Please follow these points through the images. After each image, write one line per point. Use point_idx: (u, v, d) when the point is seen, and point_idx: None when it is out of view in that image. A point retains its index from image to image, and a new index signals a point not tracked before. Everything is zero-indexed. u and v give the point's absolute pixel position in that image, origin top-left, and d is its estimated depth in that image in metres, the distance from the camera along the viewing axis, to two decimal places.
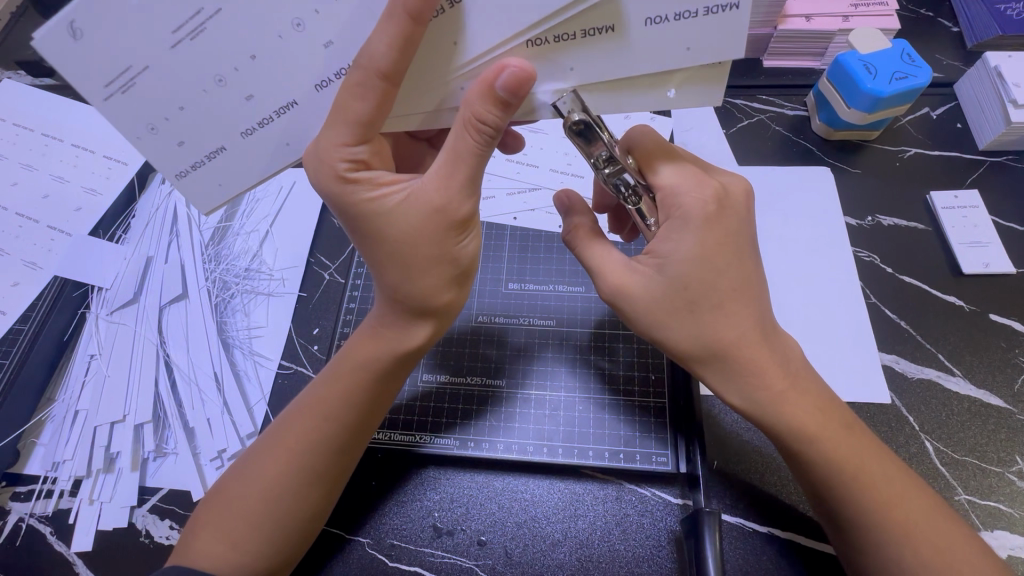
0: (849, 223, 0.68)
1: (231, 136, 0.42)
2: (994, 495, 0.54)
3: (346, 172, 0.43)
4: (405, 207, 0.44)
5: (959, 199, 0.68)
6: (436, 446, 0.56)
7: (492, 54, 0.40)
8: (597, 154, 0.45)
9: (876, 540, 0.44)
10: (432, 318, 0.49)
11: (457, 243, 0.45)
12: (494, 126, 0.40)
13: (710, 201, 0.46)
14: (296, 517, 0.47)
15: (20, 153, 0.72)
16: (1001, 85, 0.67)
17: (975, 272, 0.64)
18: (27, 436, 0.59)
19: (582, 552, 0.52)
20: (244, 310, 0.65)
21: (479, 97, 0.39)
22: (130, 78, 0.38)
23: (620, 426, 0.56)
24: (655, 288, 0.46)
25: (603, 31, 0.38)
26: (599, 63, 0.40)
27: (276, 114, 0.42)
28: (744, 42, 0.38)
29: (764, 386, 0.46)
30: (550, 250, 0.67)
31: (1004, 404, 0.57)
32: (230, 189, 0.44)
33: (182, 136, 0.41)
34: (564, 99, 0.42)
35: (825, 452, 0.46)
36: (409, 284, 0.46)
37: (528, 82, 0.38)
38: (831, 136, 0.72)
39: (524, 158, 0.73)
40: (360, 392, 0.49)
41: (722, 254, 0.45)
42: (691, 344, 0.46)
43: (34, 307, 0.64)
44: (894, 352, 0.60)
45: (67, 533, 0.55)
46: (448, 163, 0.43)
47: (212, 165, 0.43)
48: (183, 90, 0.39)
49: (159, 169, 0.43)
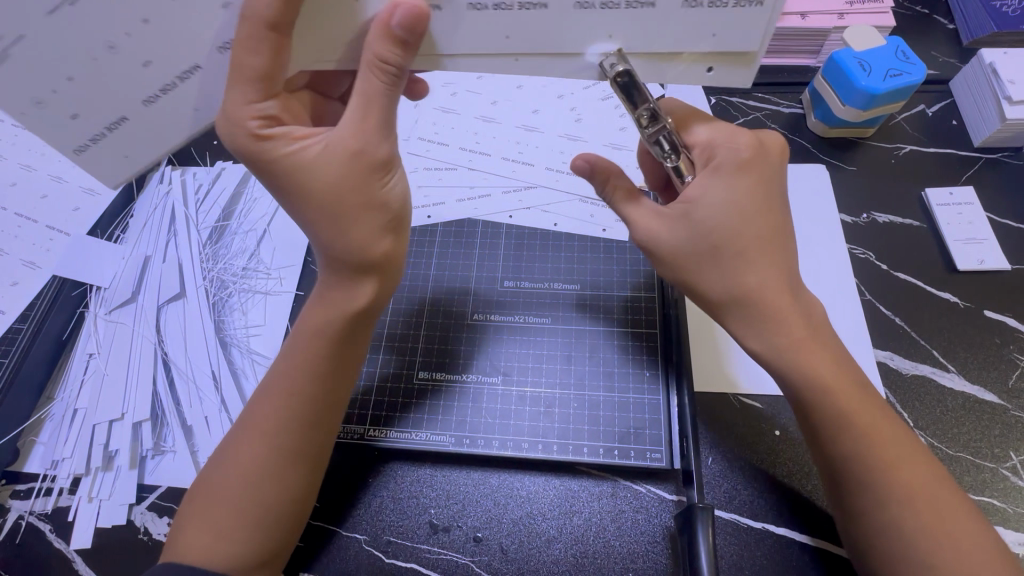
0: (844, 220, 0.68)
1: (133, 106, 0.44)
2: (988, 490, 0.54)
3: (258, 130, 0.44)
4: (322, 158, 0.45)
5: (954, 196, 0.68)
6: (390, 440, 0.57)
7: (530, 7, 0.41)
8: (640, 110, 0.45)
9: (870, 499, 0.45)
10: (375, 273, 0.49)
11: (383, 187, 0.47)
12: (397, 66, 0.42)
13: (744, 149, 0.48)
14: (279, 498, 0.47)
15: (20, 153, 0.73)
16: (996, 81, 0.67)
17: (969, 268, 0.64)
18: (27, 433, 0.60)
19: (577, 548, 0.52)
20: (241, 309, 0.66)
21: (377, 38, 0.41)
22: (8, 50, 0.39)
23: (614, 423, 0.56)
24: (681, 239, 0.48)
25: (644, 6, 0.41)
26: (640, 34, 0.43)
27: (176, 81, 0.43)
28: (763, 35, 0.42)
29: (784, 331, 0.46)
30: (546, 247, 0.67)
31: (998, 400, 0.58)
32: (136, 160, 0.48)
33: (75, 110, 0.43)
34: (609, 59, 0.44)
35: (841, 405, 0.46)
36: (342, 237, 0.47)
37: (426, 19, 0.40)
38: (827, 133, 0.72)
39: (520, 156, 0.74)
40: (320, 362, 0.49)
41: (752, 200, 0.47)
42: (721, 288, 0.47)
43: (33, 306, 0.64)
44: (888, 349, 0.60)
45: (67, 530, 0.55)
46: (359, 108, 0.44)
47: (114, 136, 0.46)
48: (69, 62, 0.41)
49: (57, 143, 0.45)
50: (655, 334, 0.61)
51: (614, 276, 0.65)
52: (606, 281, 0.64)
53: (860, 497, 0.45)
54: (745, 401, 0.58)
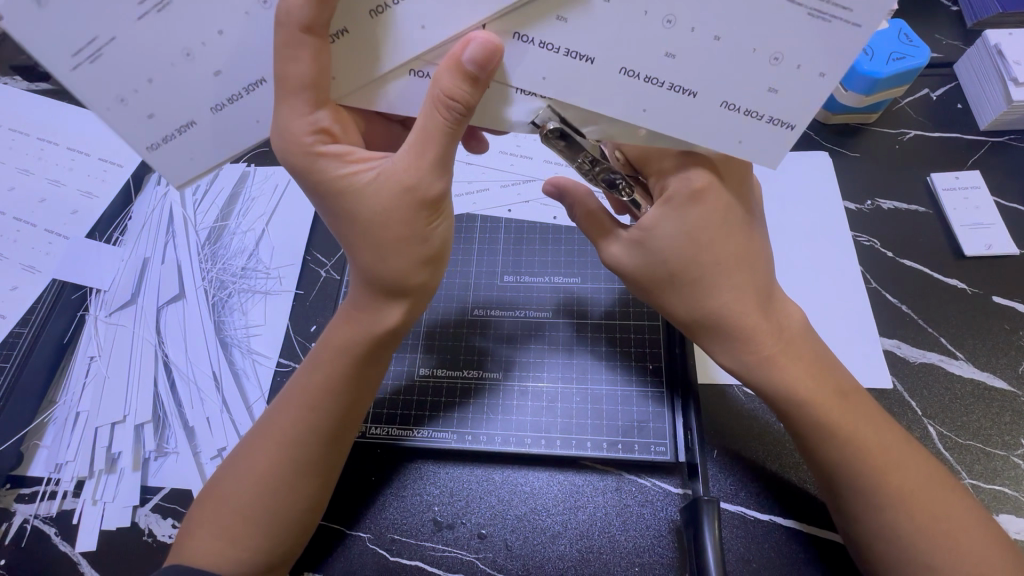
0: (848, 207, 0.67)
1: (203, 110, 0.42)
2: (999, 478, 0.53)
3: (313, 146, 0.43)
4: (375, 185, 0.43)
5: (959, 180, 0.67)
6: (395, 437, 0.56)
7: (576, 59, 0.39)
8: (580, 158, 0.45)
9: (863, 499, 0.44)
10: (406, 298, 0.48)
11: (429, 226, 0.45)
12: (464, 103, 0.39)
13: (697, 179, 0.45)
14: (291, 509, 0.47)
15: (17, 157, 0.73)
16: (1002, 64, 0.66)
17: (976, 254, 0.63)
18: (29, 438, 0.60)
19: (582, 544, 0.52)
20: (242, 309, 0.65)
21: (446, 72, 0.38)
22: (96, 48, 0.38)
23: (618, 417, 0.56)
24: (640, 263, 0.48)
25: (683, 92, 0.39)
26: (673, 117, 0.40)
27: (248, 90, 0.42)
28: (777, 157, 0.41)
29: (751, 350, 0.47)
30: (546, 242, 0.66)
31: (1007, 386, 0.57)
32: (202, 164, 0.44)
33: (152, 110, 0.41)
34: (540, 116, 0.42)
35: (821, 415, 0.45)
36: (383, 266, 0.46)
37: (497, 53, 0.38)
38: (830, 120, 0.71)
39: (518, 150, 0.73)
40: (341, 378, 0.49)
41: (708, 233, 0.46)
42: (686, 313, 0.48)
43: (33, 310, 0.64)
44: (896, 337, 0.59)
45: (72, 533, 0.55)
46: (418, 141, 0.42)
47: (184, 138, 0.43)
48: (152, 63, 0.39)
49: (130, 143, 0.42)
50: (657, 327, 0.60)
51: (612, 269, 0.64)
52: (605, 273, 0.64)
53: (854, 499, 0.45)
54: (745, 393, 0.57)
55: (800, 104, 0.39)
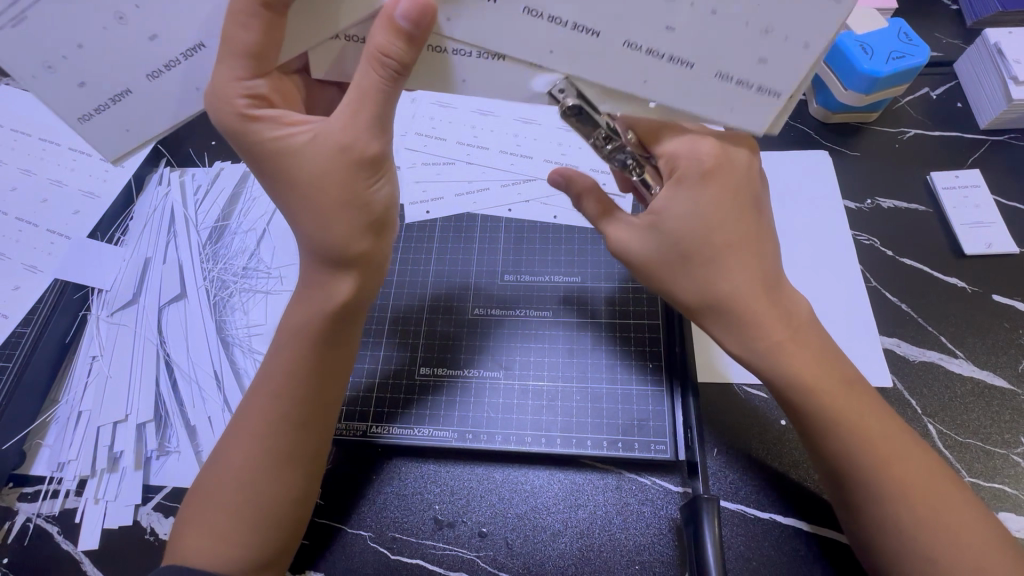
0: (848, 206, 0.67)
1: (135, 78, 0.42)
2: (999, 476, 0.53)
3: (245, 109, 0.44)
4: (309, 145, 0.45)
5: (959, 179, 0.67)
6: (396, 436, 0.56)
7: (581, 31, 0.38)
8: (595, 136, 0.45)
9: (864, 494, 0.45)
10: (353, 268, 0.49)
11: (369, 189, 0.46)
12: (399, 61, 0.39)
13: (708, 156, 0.46)
14: (280, 504, 0.47)
15: (19, 157, 0.73)
16: (1001, 63, 0.66)
17: (976, 253, 0.63)
18: (32, 437, 0.60)
19: (582, 543, 0.52)
20: (243, 309, 0.66)
21: (381, 31, 0.38)
22: (22, 10, 0.38)
23: (617, 416, 0.56)
24: (650, 247, 0.48)
25: (682, 64, 0.39)
26: (670, 86, 0.40)
27: (183, 56, 0.42)
28: (765, 123, 0.41)
29: (760, 335, 0.47)
30: (546, 241, 0.67)
31: (1008, 385, 0.57)
32: (137, 135, 0.45)
33: (83, 77, 0.41)
34: (558, 87, 0.42)
35: (824, 406, 0.45)
36: (323, 233, 0.46)
37: (429, 12, 0.37)
38: (830, 119, 0.71)
39: (518, 149, 0.73)
40: (303, 355, 0.49)
41: (719, 214, 0.46)
42: (693, 294, 0.48)
43: (35, 310, 0.65)
44: (895, 335, 0.60)
45: (75, 532, 0.55)
46: (354, 103, 0.43)
47: (117, 108, 0.43)
48: (80, 28, 0.39)
49: (60, 112, 0.43)
50: (657, 326, 0.60)
51: (612, 268, 0.64)
52: (607, 271, 0.64)
53: (856, 493, 0.45)
54: (748, 391, 0.57)
55: (791, 74, 0.39)
